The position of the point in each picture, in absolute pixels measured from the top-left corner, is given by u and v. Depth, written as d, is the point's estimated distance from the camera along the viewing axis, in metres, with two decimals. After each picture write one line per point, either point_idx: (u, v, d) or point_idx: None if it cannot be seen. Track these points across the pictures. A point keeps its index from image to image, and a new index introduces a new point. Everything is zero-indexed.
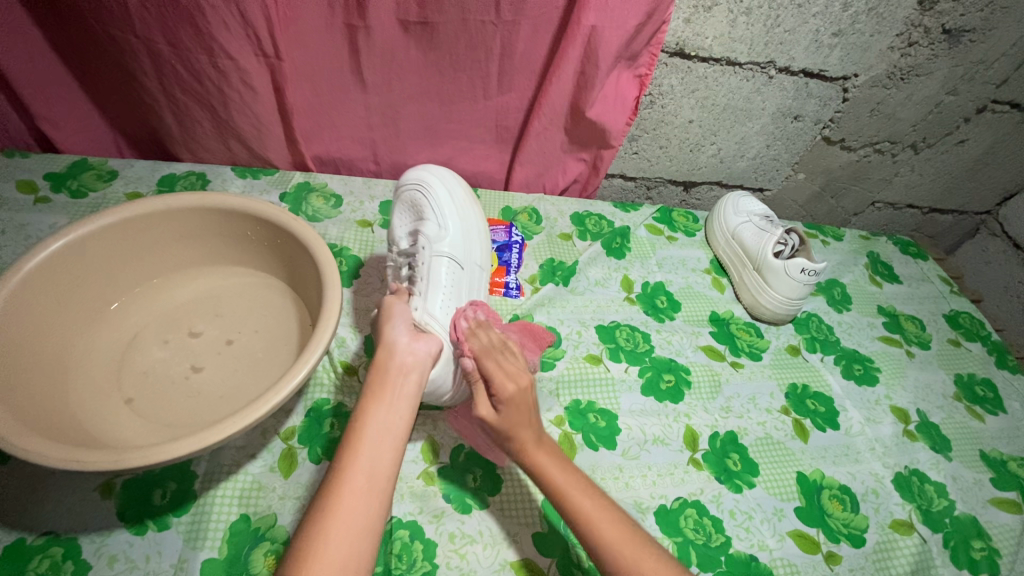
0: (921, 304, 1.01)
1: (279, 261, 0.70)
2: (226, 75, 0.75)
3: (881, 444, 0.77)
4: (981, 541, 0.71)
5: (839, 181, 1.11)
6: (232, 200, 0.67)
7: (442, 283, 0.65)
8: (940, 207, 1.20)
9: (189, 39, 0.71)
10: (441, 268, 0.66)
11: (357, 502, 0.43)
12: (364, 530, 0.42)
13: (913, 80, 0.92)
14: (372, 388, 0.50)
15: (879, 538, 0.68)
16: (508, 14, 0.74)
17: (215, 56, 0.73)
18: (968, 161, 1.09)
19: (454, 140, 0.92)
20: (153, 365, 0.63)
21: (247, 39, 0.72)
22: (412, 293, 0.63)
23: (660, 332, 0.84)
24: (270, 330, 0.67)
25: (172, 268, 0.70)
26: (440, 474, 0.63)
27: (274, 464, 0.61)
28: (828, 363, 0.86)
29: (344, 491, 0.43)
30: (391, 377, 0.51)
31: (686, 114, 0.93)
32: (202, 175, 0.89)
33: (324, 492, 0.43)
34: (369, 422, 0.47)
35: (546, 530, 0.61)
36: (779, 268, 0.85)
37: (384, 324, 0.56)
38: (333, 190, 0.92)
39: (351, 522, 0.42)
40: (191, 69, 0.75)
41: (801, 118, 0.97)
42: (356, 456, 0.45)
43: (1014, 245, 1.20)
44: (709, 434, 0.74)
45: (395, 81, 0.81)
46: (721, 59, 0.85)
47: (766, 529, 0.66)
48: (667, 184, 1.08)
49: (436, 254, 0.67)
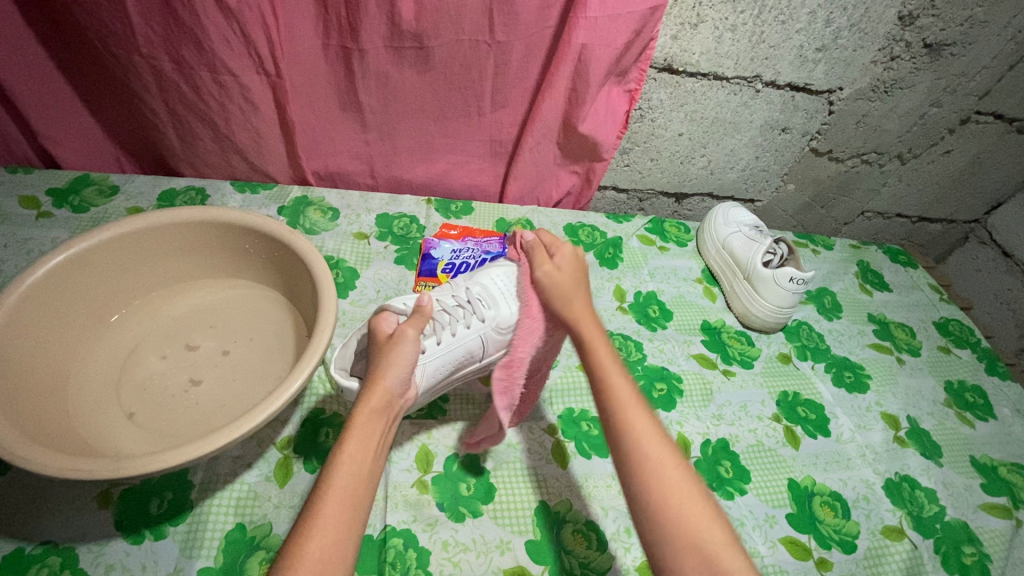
0: (911, 311, 1.03)
1: (275, 274, 0.72)
2: (228, 93, 0.78)
3: (871, 451, 0.78)
4: (972, 546, 0.71)
5: (828, 192, 1.12)
6: (231, 214, 0.69)
7: (451, 355, 0.63)
8: (929, 216, 1.22)
9: (191, 58, 0.73)
10: (462, 350, 0.64)
11: (318, 547, 0.42)
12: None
13: (897, 93, 0.95)
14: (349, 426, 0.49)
15: (870, 544, 0.68)
16: (501, 33, 0.76)
17: (216, 74, 0.75)
18: (955, 170, 1.11)
19: (448, 154, 0.94)
20: (151, 376, 0.63)
21: (248, 59, 0.74)
22: (432, 333, 0.62)
23: (652, 341, 0.85)
24: (266, 341, 0.68)
25: (171, 282, 0.71)
26: (434, 483, 0.64)
27: (269, 473, 0.62)
28: (819, 371, 0.87)
29: (311, 536, 0.42)
30: (367, 416, 0.50)
31: (676, 127, 0.95)
32: (202, 190, 0.90)
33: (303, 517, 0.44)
34: (341, 460, 0.47)
35: (539, 538, 0.62)
36: (768, 277, 0.87)
37: (387, 367, 0.54)
38: (330, 204, 0.94)
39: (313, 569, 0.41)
40: (192, 87, 0.77)
41: (788, 130, 0.99)
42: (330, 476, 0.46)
43: (1003, 253, 1.21)
44: (701, 441, 0.74)
45: (391, 98, 0.83)
46: (708, 74, 0.87)
47: (758, 535, 0.66)
48: (659, 196, 1.10)
49: (473, 337, 0.64)
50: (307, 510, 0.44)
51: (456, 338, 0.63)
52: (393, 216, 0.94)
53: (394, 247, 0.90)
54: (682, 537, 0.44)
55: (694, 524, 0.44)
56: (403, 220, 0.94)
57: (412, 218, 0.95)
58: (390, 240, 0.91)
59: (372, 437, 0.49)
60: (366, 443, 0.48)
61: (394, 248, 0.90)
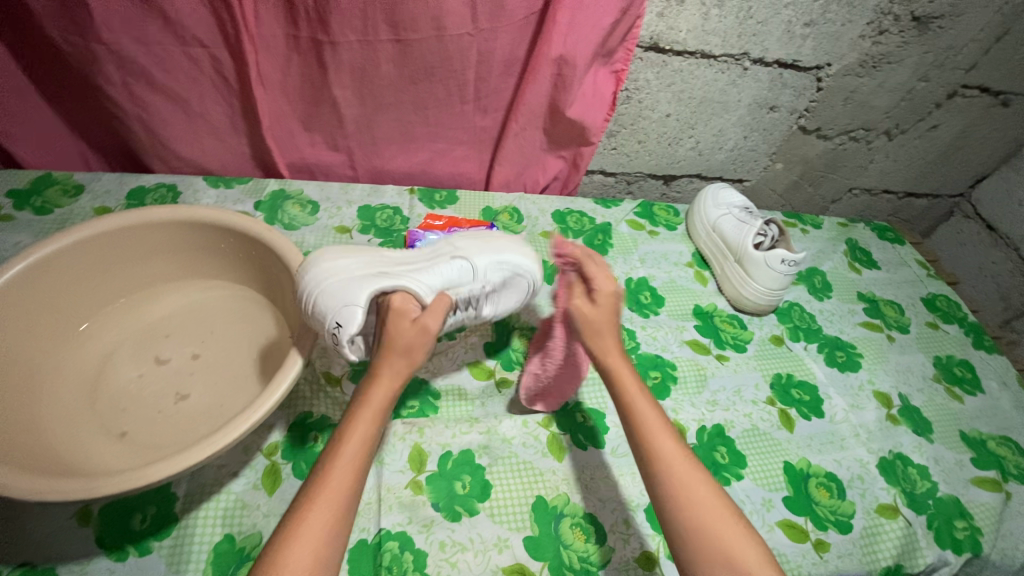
0: (900, 288, 1.03)
1: (254, 273, 0.69)
2: (198, 65, 0.74)
3: (864, 430, 0.78)
4: (964, 521, 0.72)
5: (817, 169, 1.11)
6: (205, 213, 0.66)
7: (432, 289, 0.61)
8: (915, 191, 1.22)
9: (160, 33, 0.70)
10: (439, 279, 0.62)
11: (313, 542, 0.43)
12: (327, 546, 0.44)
13: (885, 68, 0.93)
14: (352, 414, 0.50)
15: (865, 523, 0.69)
16: (484, 22, 0.74)
17: (186, 45, 0.72)
18: (941, 145, 1.11)
19: (431, 142, 0.91)
20: (126, 387, 0.61)
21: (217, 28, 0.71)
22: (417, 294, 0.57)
23: (644, 328, 0.84)
24: (246, 344, 0.66)
25: (143, 285, 0.68)
26: (428, 483, 0.63)
27: (257, 481, 0.60)
28: (811, 351, 0.87)
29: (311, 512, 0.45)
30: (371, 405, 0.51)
31: (663, 108, 0.93)
32: (173, 187, 0.85)
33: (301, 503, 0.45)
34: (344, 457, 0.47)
35: (536, 534, 0.61)
36: (760, 260, 0.86)
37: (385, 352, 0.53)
38: (309, 196, 0.90)
39: (312, 545, 0.43)
40: (161, 65, 0.73)
41: (777, 108, 0.97)
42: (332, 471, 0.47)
43: (988, 226, 1.22)
44: (696, 428, 0.74)
45: (369, 85, 0.80)
46: (695, 52, 0.85)
47: (755, 520, 0.66)
48: (647, 178, 1.08)
49: (492, 258, 0.64)
50: (297, 509, 0.45)
51: (471, 282, 0.62)
52: (376, 207, 0.91)
53: (378, 240, 0.87)
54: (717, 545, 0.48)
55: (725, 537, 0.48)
56: (386, 211, 0.91)
57: (395, 209, 0.92)
58: (373, 233, 0.88)
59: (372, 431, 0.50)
60: (373, 427, 0.50)
61: (377, 241, 0.87)
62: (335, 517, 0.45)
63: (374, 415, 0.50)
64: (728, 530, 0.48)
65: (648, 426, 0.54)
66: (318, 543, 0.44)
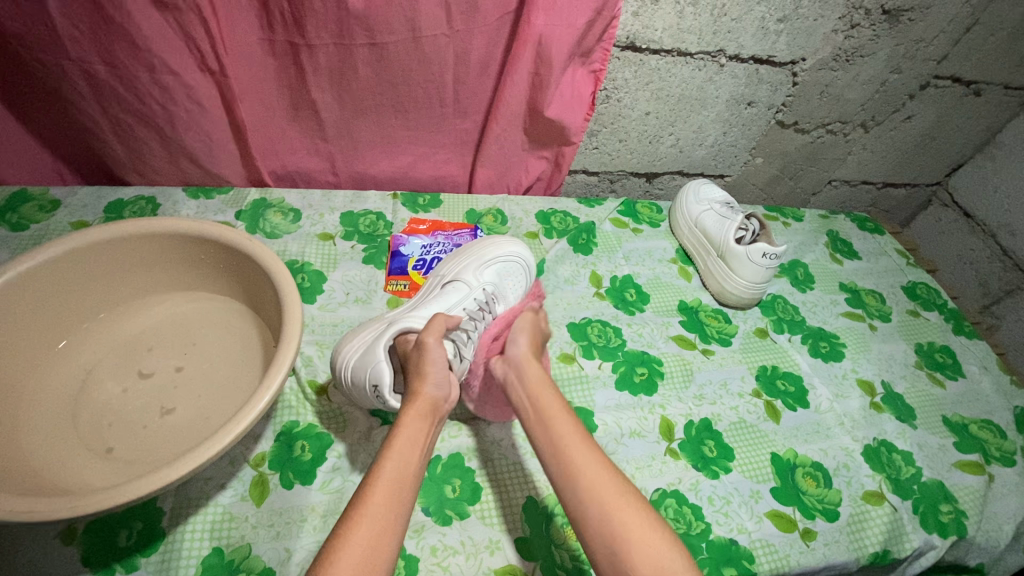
0: (881, 278, 1.05)
1: (235, 283, 0.68)
2: (171, 94, 0.73)
3: (849, 419, 0.79)
4: (948, 504, 0.73)
5: (796, 163, 1.13)
6: (183, 224, 0.65)
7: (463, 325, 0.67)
8: (893, 181, 1.24)
9: (128, 57, 0.68)
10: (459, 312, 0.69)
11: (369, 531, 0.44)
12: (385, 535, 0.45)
13: (858, 61, 0.95)
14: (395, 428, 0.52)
15: (852, 511, 0.69)
16: (459, 23, 0.74)
17: (157, 73, 0.71)
18: (916, 136, 1.13)
19: (412, 146, 0.91)
20: (107, 404, 0.60)
21: (189, 52, 0.70)
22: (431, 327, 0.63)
23: (630, 326, 0.84)
24: (230, 355, 0.65)
25: (122, 300, 0.67)
26: (418, 488, 0.63)
27: (244, 493, 0.59)
28: (795, 343, 0.88)
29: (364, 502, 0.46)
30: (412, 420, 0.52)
31: (642, 107, 0.94)
32: (152, 199, 0.85)
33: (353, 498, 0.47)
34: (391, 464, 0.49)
35: (528, 535, 0.61)
36: (742, 255, 0.86)
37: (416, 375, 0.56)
38: (290, 204, 0.89)
39: (366, 535, 0.44)
40: (133, 91, 0.72)
41: (754, 103, 0.98)
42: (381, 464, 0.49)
43: (964, 213, 1.24)
44: (684, 423, 0.74)
45: (347, 90, 0.80)
46: (672, 50, 0.86)
47: (744, 511, 0.67)
48: (629, 177, 1.08)
49: (476, 265, 0.73)
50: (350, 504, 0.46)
51: (473, 289, 0.70)
52: (358, 213, 0.91)
53: (361, 246, 0.87)
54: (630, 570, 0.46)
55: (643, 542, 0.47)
56: (369, 217, 0.91)
57: (378, 214, 0.91)
58: (356, 239, 0.87)
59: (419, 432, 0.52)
60: (417, 429, 0.52)
61: (361, 246, 0.86)
62: (388, 508, 0.46)
63: (416, 416, 0.53)
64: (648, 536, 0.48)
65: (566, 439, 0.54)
66: (376, 533, 0.44)
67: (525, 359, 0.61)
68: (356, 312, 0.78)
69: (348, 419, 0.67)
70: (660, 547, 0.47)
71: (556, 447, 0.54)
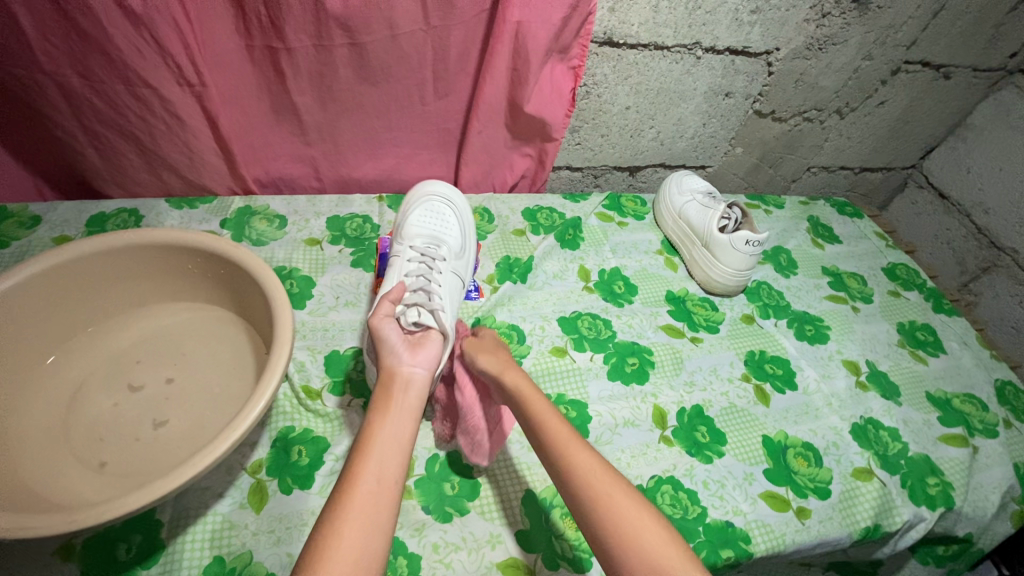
0: (861, 260, 1.07)
1: (224, 292, 0.68)
2: (149, 106, 0.73)
3: (836, 398, 0.81)
4: (935, 477, 0.75)
5: (775, 151, 1.15)
6: (167, 234, 0.65)
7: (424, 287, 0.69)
8: (870, 166, 1.26)
9: (103, 70, 0.68)
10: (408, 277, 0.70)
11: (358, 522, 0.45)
12: (375, 526, 0.46)
13: (831, 49, 0.97)
14: (376, 409, 0.54)
15: (843, 488, 0.71)
16: (437, 20, 0.75)
17: (133, 85, 0.70)
18: (890, 120, 1.16)
19: (395, 148, 0.91)
20: (99, 418, 0.59)
21: (166, 67, 0.69)
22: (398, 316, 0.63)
23: (620, 317, 0.85)
24: (221, 364, 0.65)
25: (110, 313, 0.66)
26: (417, 487, 0.63)
27: (243, 500, 0.59)
28: (781, 327, 0.90)
29: (352, 494, 0.47)
30: (392, 400, 0.54)
31: (622, 101, 0.95)
32: (134, 211, 0.84)
33: (338, 492, 0.47)
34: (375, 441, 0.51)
35: (528, 527, 0.62)
36: (726, 243, 0.88)
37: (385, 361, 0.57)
38: (276, 211, 0.89)
39: (355, 527, 0.45)
40: (109, 102, 0.71)
41: (732, 94, 1.00)
42: (366, 457, 0.50)
43: (939, 194, 1.27)
44: (676, 410, 0.76)
45: (329, 94, 0.80)
46: (649, 45, 0.87)
47: (739, 494, 0.68)
48: (613, 171, 1.10)
49: (400, 239, 0.76)
50: (337, 498, 0.47)
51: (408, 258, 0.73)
52: (345, 217, 0.91)
53: (349, 250, 0.87)
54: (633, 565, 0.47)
55: (639, 538, 0.48)
56: (356, 221, 0.91)
57: (364, 218, 0.91)
58: (344, 243, 0.87)
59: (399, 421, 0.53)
60: (399, 419, 0.53)
61: (349, 250, 0.86)
62: (376, 500, 0.47)
63: (398, 404, 0.54)
64: (647, 529, 0.48)
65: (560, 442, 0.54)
66: (366, 524, 0.45)
67: (500, 372, 0.60)
68: (346, 316, 0.78)
69: (344, 423, 0.67)
70: (660, 541, 0.48)
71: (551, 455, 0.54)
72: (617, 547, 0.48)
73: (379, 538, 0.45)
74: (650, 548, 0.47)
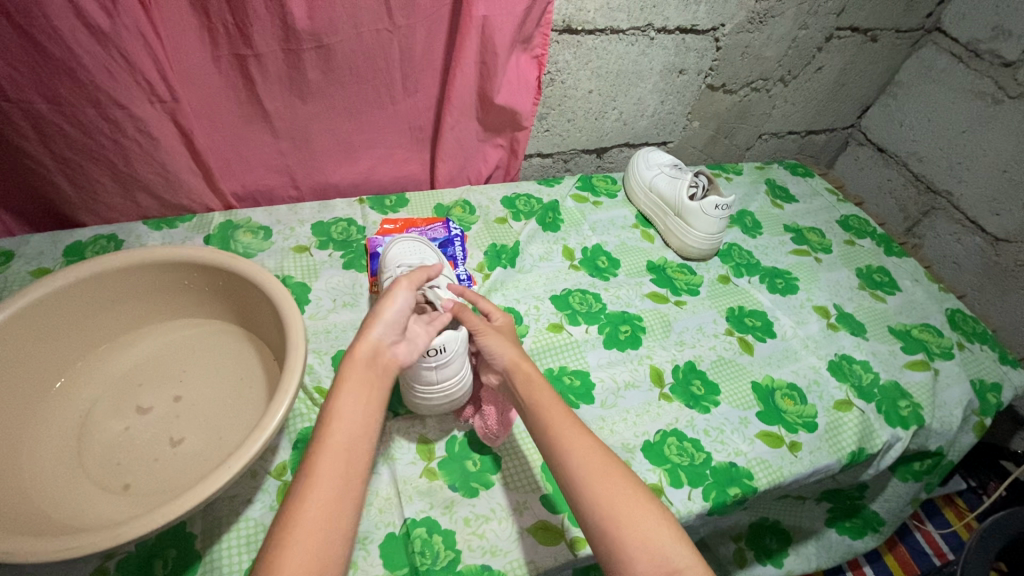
0: (817, 215, 1.15)
1: (226, 304, 0.69)
2: (121, 126, 0.72)
3: (811, 340, 0.88)
4: (906, 399, 0.83)
5: (729, 122, 1.22)
6: (165, 251, 0.65)
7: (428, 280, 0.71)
8: (814, 128, 1.36)
9: (72, 93, 0.67)
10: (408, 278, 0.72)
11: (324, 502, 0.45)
12: (342, 503, 0.46)
13: (770, 22, 1.04)
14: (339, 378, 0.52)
15: (827, 419, 0.78)
16: (402, 17, 0.77)
17: (104, 106, 0.69)
18: (827, 84, 1.24)
19: (371, 149, 0.93)
20: (116, 439, 0.59)
21: (138, 84, 0.69)
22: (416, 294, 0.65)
23: (608, 290, 0.90)
24: (231, 375, 0.66)
25: (110, 334, 0.66)
26: (441, 468, 0.65)
27: (273, 503, 0.60)
28: (754, 283, 0.97)
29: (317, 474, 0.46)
30: (357, 369, 0.53)
31: (585, 85, 0.99)
32: (113, 236, 0.82)
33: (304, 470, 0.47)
34: (340, 411, 0.50)
35: (551, 491, 0.65)
36: (697, 210, 0.93)
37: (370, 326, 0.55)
38: (258, 222, 0.89)
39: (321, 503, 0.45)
40: (79, 125, 0.70)
41: (685, 71, 1.06)
42: (330, 432, 0.49)
43: (878, 149, 1.38)
44: (671, 368, 0.81)
45: (302, 101, 0.81)
46: (605, 29, 0.92)
47: (738, 437, 0.73)
48: (581, 154, 1.14)
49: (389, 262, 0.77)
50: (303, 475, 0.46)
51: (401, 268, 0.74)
52: (328, 222, 0.92)
53: (338, 253, 0.88)
54: (637, 549, 0.48)
55: (642, 523, 0.49)
56: (340, 224, 0.92)
57: (348, 221, 0.93)
58: (332, 247, 0.88)
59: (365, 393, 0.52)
60: (363, 391, 0.52)
61: (338, 253, 0.88)
62: (341, 479, 0.46)
63: (364, 375, 0.53)
64: (649, 512, 0.50)
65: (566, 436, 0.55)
66: (333, 501, 0.45)
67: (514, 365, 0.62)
68: (345, 317, 0.79)
69: None
70: (660, 526, 0.50)
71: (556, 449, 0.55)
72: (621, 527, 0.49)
73: (345, 514, 0.45)
74: (654, 532, 0.49)
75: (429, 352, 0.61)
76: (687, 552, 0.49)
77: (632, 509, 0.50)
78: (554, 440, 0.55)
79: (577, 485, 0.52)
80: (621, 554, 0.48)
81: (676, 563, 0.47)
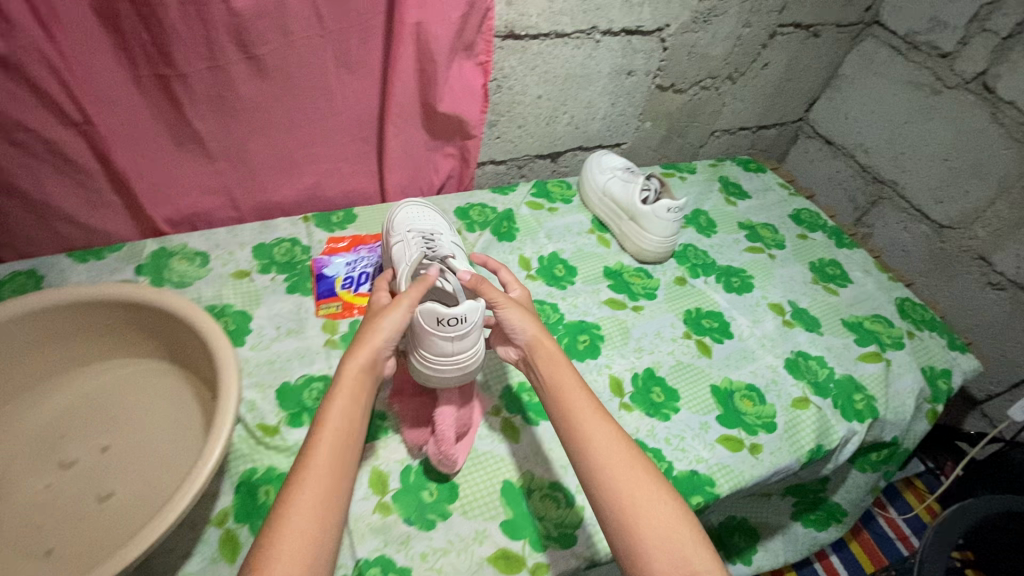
0: (770, 211, 1.16)
1: (156, 341, 0.65)
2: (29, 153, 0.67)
3: (768, 339, 0.89)
4: (860, 393, 0.84)
5: (681, 121, 1.22)
6: (84, 290, 0.60)
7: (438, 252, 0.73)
8: (765, 123, 1.37)
9: None
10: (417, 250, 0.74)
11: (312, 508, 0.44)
12: (328, 511, 0.45)
13: (714, 21, 1.04)
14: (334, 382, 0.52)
15: (786, 418, 0.78)
16: (334, 26, 0.73)
17: (8, 132, 0.64)
18: (774, 80, 1.26)
19: (314, 165, 0.89)
20: (36, 499, 0.55)
21: (45, 106, 0.64)
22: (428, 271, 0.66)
23: (565, 299, 0.88)
24: (165, 417, 0.62)
25: (26, 385, 0.60)
26: (396, 502, 0.62)
27: (214, 554, 0.57)
28: (710, 283, 0.97)
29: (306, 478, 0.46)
30: (354, 371, 0.53)
31: (533, 91, 0.97)
32: (32, 272, 0.76)
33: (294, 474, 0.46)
34: (332, 416, 0.50)
35: (511, 516, 0.63)
36: (649, 213, 0.93)
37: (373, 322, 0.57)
38: (195, 248, 0.84)
39: (307, 510, 0.44)
40: None
41: (633, 72, 1.05)
42: (320, 437, 0.48)
43: (826, 142, 1.40)
44: (630, 376, 0.80)
45: (232, 118, 0.76)
46: (549, 33, 0.90)
47: (698, 443, 0.73)
48: (535, 159, 1.12)
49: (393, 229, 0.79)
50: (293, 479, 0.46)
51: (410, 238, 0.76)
52: (270, 244, 0.88)
53: (282, 277, 0.84)
54: (653, 543, 0.48)
55: (659, 518, 0.49)
56: (283, 245, 0.88)
57: (292, 241, 0.89)
58: (275, 270, 0.84)
59: (359, 396, 0.52)
60: (355, 396, 0.52)
61: (281, 277, 0.84)
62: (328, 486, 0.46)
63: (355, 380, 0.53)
64: (664, 506, 0.50)
65: (581, 422, 0.55)
66: (321, 508, 0.45)
67: (538, 340, 0.62)
68: (291, 344, 0.76)
69: None
70: (671, 518, 0.49)
71: (577, 433, 0.54)
72: (633, 522, 0.49)
73: (332, 522, 0.45)
74: (670, 526, 0.49)
75: (447, 321, 0.58)
76: (706, 553, 0.48)
77: (650, 506, 0.50)
78: (575, 430, 0.55)
79: (590, 475, 0.52)
80: (635, 547, 0.48)
81: (695, 563, 0.47)
